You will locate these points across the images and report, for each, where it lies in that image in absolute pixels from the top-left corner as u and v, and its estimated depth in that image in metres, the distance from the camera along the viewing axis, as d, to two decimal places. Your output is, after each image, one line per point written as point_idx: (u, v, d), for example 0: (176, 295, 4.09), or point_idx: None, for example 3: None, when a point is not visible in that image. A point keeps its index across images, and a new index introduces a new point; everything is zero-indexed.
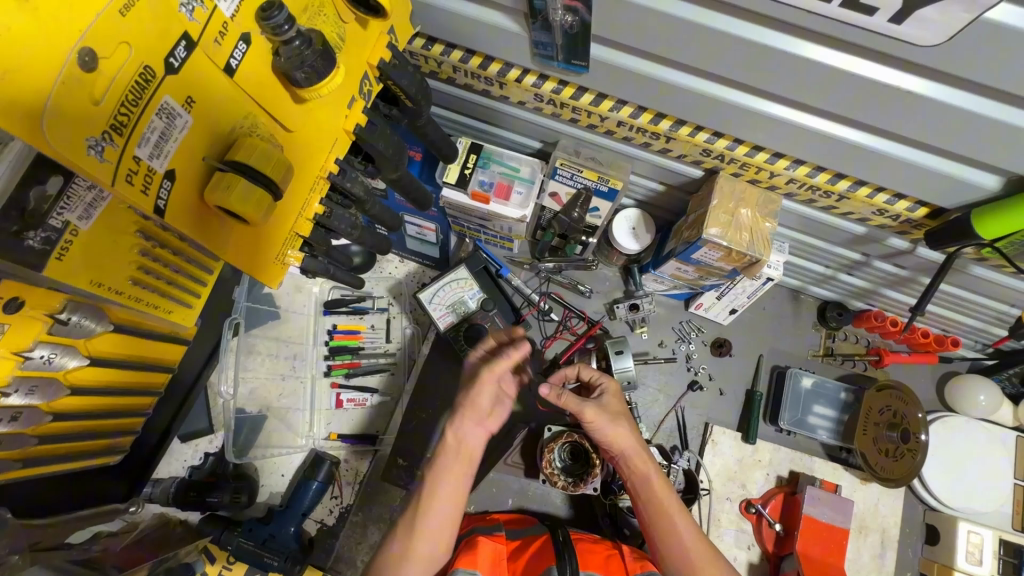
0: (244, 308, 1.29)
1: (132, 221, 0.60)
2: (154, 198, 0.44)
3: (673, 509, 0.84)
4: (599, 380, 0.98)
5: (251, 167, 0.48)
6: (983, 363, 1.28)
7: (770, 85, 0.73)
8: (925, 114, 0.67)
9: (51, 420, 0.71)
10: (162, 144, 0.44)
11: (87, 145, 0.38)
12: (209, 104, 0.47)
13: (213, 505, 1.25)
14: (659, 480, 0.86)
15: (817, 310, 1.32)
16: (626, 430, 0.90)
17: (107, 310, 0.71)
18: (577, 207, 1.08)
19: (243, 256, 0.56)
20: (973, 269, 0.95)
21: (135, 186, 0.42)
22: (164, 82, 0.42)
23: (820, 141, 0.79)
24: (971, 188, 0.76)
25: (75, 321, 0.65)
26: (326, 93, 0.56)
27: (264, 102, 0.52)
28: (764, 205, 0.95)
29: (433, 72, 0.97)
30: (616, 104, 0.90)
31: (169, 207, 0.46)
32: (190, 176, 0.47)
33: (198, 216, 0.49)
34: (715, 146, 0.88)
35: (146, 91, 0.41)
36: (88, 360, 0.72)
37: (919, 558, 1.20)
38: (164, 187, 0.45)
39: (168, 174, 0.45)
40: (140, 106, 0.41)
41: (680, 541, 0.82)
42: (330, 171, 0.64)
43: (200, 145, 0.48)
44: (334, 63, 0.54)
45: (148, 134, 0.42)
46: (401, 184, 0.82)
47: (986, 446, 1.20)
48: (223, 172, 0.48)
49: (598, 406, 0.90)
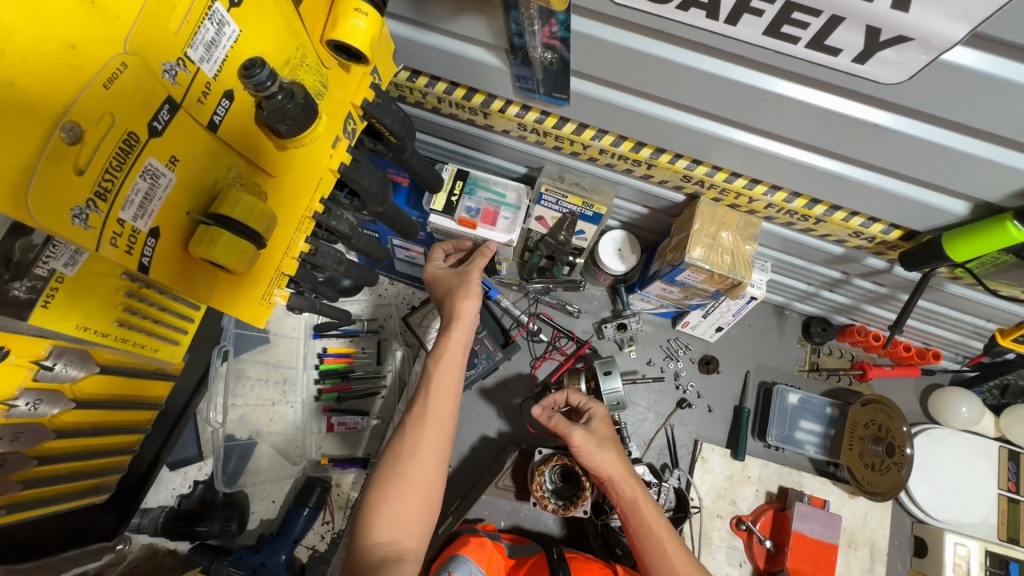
0: (232, 336, 1.24)
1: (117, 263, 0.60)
2: (138, 256, 0.46)
3: (662, 532, 0.85)
4: (588, 406, 1.00)
5: (235, 219, 0.50)
6: (964, 375, 1.30)
7: (744, 117, 0.75)
8: (892, 145, 0.69)
9: (38, 464, 0.71)
10: (146, 204, 0.45)
11: (71, 214, 0.39)
12: (193, 160, 0.49)
13: (202, 534, 1.25)
14: (648, 504, 0.87)
15: (801, 326, 1.34)
16: (614, 454, 0.91)
17: (93, 353, 0.71)
18: (562, 231, 1.10)
19: (231, 304, 0.57)
20: (948, 287, 0.98)
21: (120, 247, 0.44)
22: (149, 145, 0.44)
23: (794, 169, 0.81)
24: (941, 212, 0.79)
25: (60, 367, 0.66)
26: (308, 140, 0.59)
27: (245, 152, 0.55)
28: (744, 228, 0.98)
29: (419, 102, 0.99)
30: (597, 132, 0.92)
31: (153, 264, 0.48)
32: (175, 231, 0.49)
33: (183, 267, 0.51)
34: (694, 172, 0.91)
35: (131, 156, 0.43)
36: (74, 403, 0.72)
37: (909, 570, 1.21)
38: (148, 244, 0.47)
39: (152, 231, 0.47)
40: (124, 170, 0.42)
41: (669, 565, 0.82)
42: (315, 211, 0.65)
43: (185, 200, 0.49)
44: (315, 112, 0.56)
45: (133, 196, 0.44)
46: (387, 215, 0.83)
47: (970, 456, 1.21)
48: (207, 225, 0.50)
49: (586, 432, 0.92)
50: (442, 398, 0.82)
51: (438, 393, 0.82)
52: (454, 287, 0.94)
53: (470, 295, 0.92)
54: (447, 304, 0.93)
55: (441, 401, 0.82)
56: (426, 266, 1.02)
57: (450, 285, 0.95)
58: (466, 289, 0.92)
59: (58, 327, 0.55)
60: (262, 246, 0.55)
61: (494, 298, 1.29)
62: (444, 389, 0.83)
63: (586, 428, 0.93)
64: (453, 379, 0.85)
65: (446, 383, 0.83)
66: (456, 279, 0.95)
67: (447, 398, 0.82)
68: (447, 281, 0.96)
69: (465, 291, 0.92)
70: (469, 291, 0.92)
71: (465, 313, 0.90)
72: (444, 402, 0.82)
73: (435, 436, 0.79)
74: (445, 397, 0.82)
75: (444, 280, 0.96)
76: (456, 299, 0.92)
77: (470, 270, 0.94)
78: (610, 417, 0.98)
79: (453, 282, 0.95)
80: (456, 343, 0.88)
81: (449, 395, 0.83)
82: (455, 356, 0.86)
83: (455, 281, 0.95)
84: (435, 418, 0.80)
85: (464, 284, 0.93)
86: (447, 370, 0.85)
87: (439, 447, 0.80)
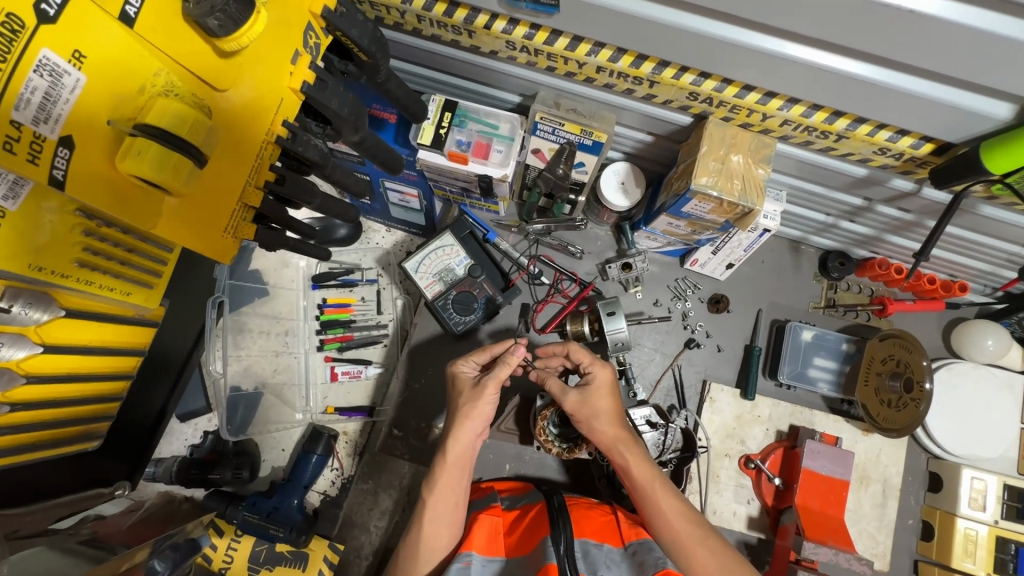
0: (226, 286, 1.21)
1: (67, 200, 0.61)
2: (47, 167, 0.48)
3: (657, 490, 0.83)
4: (590, 368, 0.91)
5: (163, 130, 0.49)
6: (991, 308, 1.23)
7: (759, 14, 0.66)
8: (929, 37, 0.60)
9: (10, 411, 0.72)
10: (47, 106, 0.46)
11: None
12: (106, 61, 0.48)
13: (216, 481, 1.29)
14: (641, 463, 0.85)
15: (818, 261, 1.27)
16: (607, 419, 0.88)
17: (56, 296, 0.71)
18: (561, 164, 1.02)
19: (187, 232, 0.56)
20: (982, 210, 0.90)
21: (20, 152, 0.47)
22: (39, 34, 0.44)
23: (816, 76, 0.72)
24: (981, 119, 0.70)
25: (19, 310, 0.65)
26: (249, 41, 0.54)
27: (174, 55, 0.51)
28: (756, 150, 0.89)
29: (397, 23, 0.90)
30: (593, 47, 0.83)
31: (70, 176, 0.50)
32: (96, 142, 0.50)
33: (111, 184, 0.52)
34: (702, 88, 0.82)
35: (16, 44, 0.43)
36: (41, 347, 0.71)
37: (921, 505, 1.19)
38: (60, 153, 0.48)
39: (63, 140, 0.48)
40: (9, 62, 0.43)
41: (666, 520, 0.81)
42: (276, 134, 0.60)
43: (104, 108, 0.49)
44: (252, 7, 0.52)
45: (26, 94, 0.45)
46: (366, 145, 0.77)
47: (993, 391, 1.16)
48: (132, 137, 0.49)
49: (575, 399, 0.89)
50: (443, 495, 0.85)
51: (440, 490, 0.85)
52: (462, 403, 0.90)
53: (473, 414, 0.88)
54: (455, 406, 0.91)
55: (441, 504, 0.85)
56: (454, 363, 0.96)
57: (462, 398, 0.91)
58: (467, 407, 0.88)
59: (7, 264, 0.58)
60: (198, 160, 0.52)
61: (492, 242, 1.24)
62: (445, 490, 0.85)
63: (579, 395, 0.89)
64: (457, 482, 0.86)
65: (447, 489, 0.85)
66: (472, 390, 0.90)
67: (449, 503, 0.85)
68: (462, 393, 0.91)
69: (468, 410, 0.88)
70: (470, 411, 0.88)
71: (462, 435, 0.87)
72: (446, 499, 0.85)
73: (440, 524, 0.85)
74: (446, 495, 0.85)
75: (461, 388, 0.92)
76: (463, 406, 0.89)
77: (480, 396, 0.88)
78: (614, 385, 0.90)
79: (467, 394, 0.90)
80: (454, 463, 0.86)
81: (451, 494, 0.85)
82: (453, 471, 0.86)
83: (468, 394, 0.90)
84: (439, 511, 0.85)
85: (473, 401, 0.89)
86: (450, 469, 0.86)
87: (446, 531, 0.85)
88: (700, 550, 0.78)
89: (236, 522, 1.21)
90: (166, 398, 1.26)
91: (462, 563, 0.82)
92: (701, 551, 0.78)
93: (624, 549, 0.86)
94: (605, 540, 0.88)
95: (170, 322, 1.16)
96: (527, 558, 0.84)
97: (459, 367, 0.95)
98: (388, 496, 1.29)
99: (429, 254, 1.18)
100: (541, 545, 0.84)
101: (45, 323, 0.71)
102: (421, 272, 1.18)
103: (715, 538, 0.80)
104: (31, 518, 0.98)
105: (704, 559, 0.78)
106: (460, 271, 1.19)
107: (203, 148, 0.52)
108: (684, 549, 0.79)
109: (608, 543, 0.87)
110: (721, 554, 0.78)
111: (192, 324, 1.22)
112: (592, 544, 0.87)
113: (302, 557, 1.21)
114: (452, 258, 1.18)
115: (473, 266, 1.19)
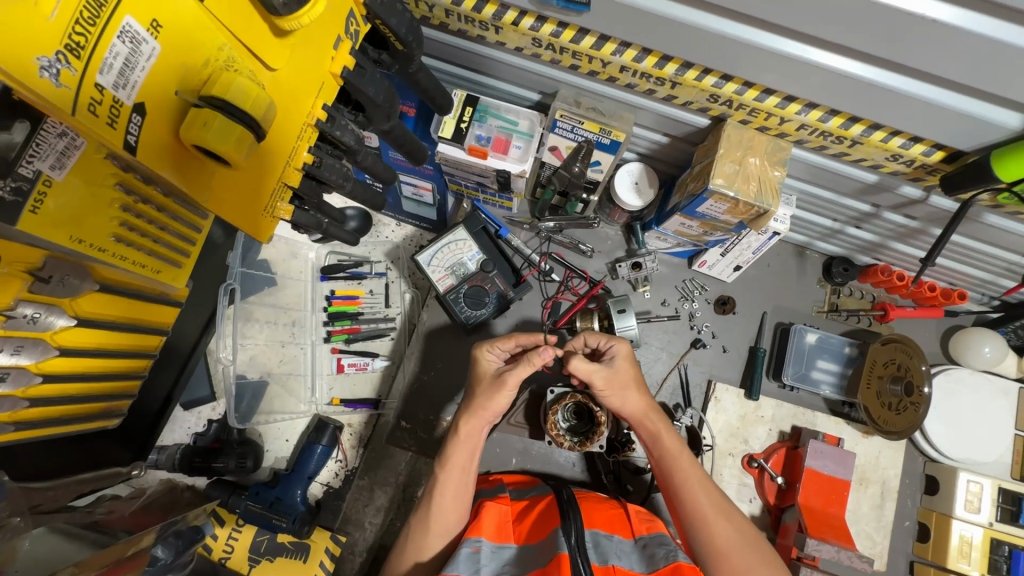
0: (238, 274, 1.20)
1: (110, 173, 0.68)
2: (122, 131, 0.47)
3: (682, 463, 0.87)
4: (609, 344, 0.94)
5: (229, 102, 0.50)
6: (988, 316, 1.27)
7: (786, 18, 0.68)
8: (947, 46, 0.63)
9: (41, 382, 0.77)
10: (127, 72, 0.46)
11: (40, 66, 0.40)
12: (178, 32, 0.48)
13: (218, 471, 1.24)
14: (669, 434, 0.89)
15: (821, 266, 1.30)
16: (634, 391, 0.91)
17: (90, 268, 0.77)
18: (577, 162, 1.03)
19: (230, 201, 0.59)
20: (986, 218, 0.93)
21: (101, 117, 0.45)
22: (124, 1, 0.44)
23: (833, 82, 0.74)
24: (992, 128, 0.73)
25: (55, 279, 0.72)
26: (307, 22, 0.56)
27: (237, 30, 0.52)
28: (773, 153, 0.92)
29: (425, 17, 0.91)
30: (618, 47, 0.85)
31: (140, 142, 0.49)
32: (163, 112, 0.50)
33: (177, 155, 0.53)
34: (723, 90, 0.84)
35: (105, 9, 0.43)
36: (75, 320, 0.78)
37: (918, 507, 1.21)
38: (134, 121, 0.48)
39: (136, 106, 0.48)
40: (98, 26, 0.43)
41: (691, 492, 0.85)
42: (317, 118, 0.64)
43: (171, 79, 0.49)
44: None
45: (111, 59, 0.44)
46: (394, 134, 0.81)
47: (989, 397, 1.19)
48: (198, 108, 0.50)
49: (606, 375, 0.90)
50: (454, 471, 0.88)
51: (450, 466, 0.88)
52: (479, 394, 0.92)
53: (488, 405, 0.90)
54: (472, 396, 0.93)
55: (452, 480, 0.87)
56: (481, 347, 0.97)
57: (481, 389, 0.93)
58: (485, 399, 0.90)
59: (51, 236, 0.62)
60: (259, 137, 0.55)
61: (505, 238, 1.25)
62: (455, 467, 0.88)
63: (608, 369, 0.90)
64: (466, 459, 0.89)
65: (457, 467, 0.88)
66: (490, 383, 0.92)
67: (456, 482, 0.87)
68: (482, 383, 0.93)
69: (485, 402, 0.90)
70: (487, 404, 0.90)
71: (473, 420, 0.90)
72: (456, 475, 0.87)
73: (449, 501, 0.87)
74: (456, 473, 0.87)
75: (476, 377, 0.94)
76: (481, 398, 0.91)
77: (499, 393, 0.90)
78: (634, 355, 0.94)
79: (486, 385, 0.93)
80: (466, 441, 0.89)
81: (460, 473, 0.88)
82: (466, 450, 0.89)
83: (486, 385, 0.92)
84: (450, 488, 0.87)
85: (490, 394, 0.90)
86: (461, 447, 0.89)
87: (456, 509, 0.87)
88: (723, 523, 0.82)
89: (240, 511, 1.22)
90: (171, 385, 1.24)
91: (471, 549, 0.82)
92: (723, 523, 0.82)
93: (634, 541, 0.87)
94: (615, 531, 0.89)
95: (188, 306, 1.19)
96: (539, 545, 0.84)
97: (483, 353, 0.97)
98: (383, 493, 1.32)
99: (442, 248, 1.18)
100: (552, 534, 0.84)
101: (80, 295, 0.77)
102: (433, 266, 1.18)
103: (735, 512, 0.84)
104: (51, 494, 0.97)
105: (726, 530, 0.81)
106: (472, 266, 1.19)
107: (265, 127, 0.55)
108: (708, 521, 0.82)
109: (618, 534, 0.88)
110: (741, 526, 0.82)
111: (202, 310, 1.23)
112: (602, 535, 0.88)
113: (303, 548, 1.23)
114: (465, 252, 1.19)
115: (485, 261, 1.19)
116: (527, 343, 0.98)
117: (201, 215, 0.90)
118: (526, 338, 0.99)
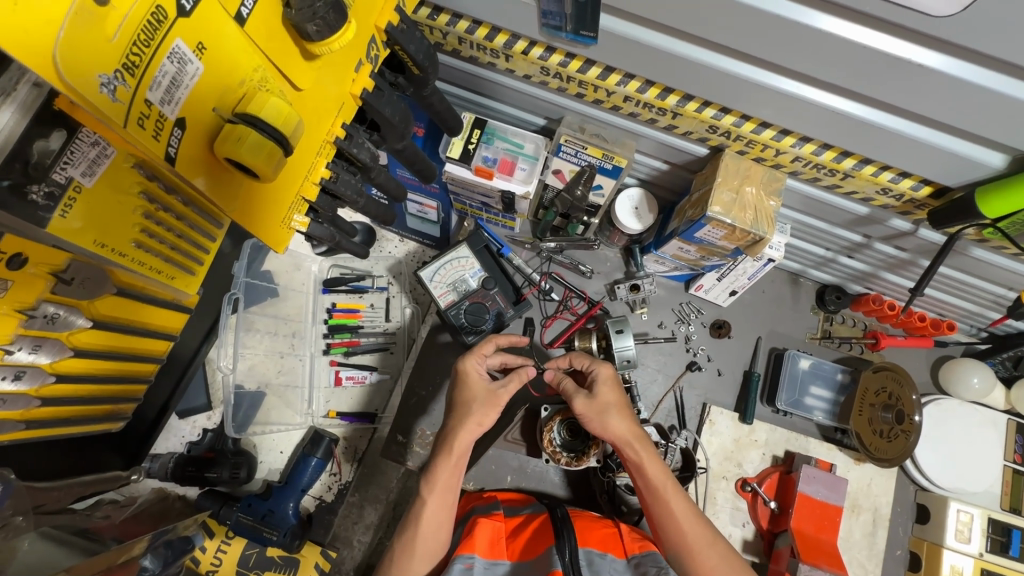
0: (243, 284, 1.22)
1: (138, 181, 0.72)
2: (164, 144, 0.50)
3: (668, 491, 0.85)
4: (591, 367, 0.97)
5: (262, 120, 0.54)
6: (977, 347, 1.30)
7: (780, 56, 0.72)
8: (929, 89, 0.67)
9: (55, 381, 0.79)
10: (173, 90, 0.49)
11: (101, 83, 0.42)
12: (219, 52, 0.51)
13: (212, 481, 1.23)
14: (654, 461, 0.87)
15: (815, 293, 1.33)
16: (617, 413, 0.90)
17: (111, 274, 0.80)
18: (580, 185, 1.04)
19: (256, 213, 0.62)
20: (973, 252, 0.96)
21: (148, 129, 0.48)
22: (176, 24, 0.47)
23: (825, 117, 0.78)
24: (977, 166, 0.77)
25: (76, 281, 0.74)
26: (336, 48, 0.60)
27: (270, 53, 0.56)
28: (768, 183, 0.95)
29: (438, 43, 0.96)
30: (622, 78, 0.89)
31: (179, 155, 0.52)
32: (200, 126, 0.53)
33: (209, 167, 0.56)
34: (721, 122, 0.88)
35: (158, 33, 0.46)
36: (92, 322, 0.80)
37: (909, 536, 1.22)
38: (174, 134, 0.51)
39: (178, 121, 0.51)
40: (152, 48, 0.45)
41: (677, 525, 0.83)
42: (337, 135, 0.68)
43: (210, 96, 0.53)
44: (345, 18, 0.58)
45: (160, 78, 0.47)
46: (406, 154, 0.85)
47: (979, 426, 1.21)
48: (233, 124, 0.53)
49: (585, 401, 0.91)
50: (442, 495, 0.87)
51: (439, 488, 0.86)
52: (473, 407, 0.92)
53: (481, 419, 0.90)
54: (466, 410, 0.92)
55: (440, 500, 0.86)
56: (466, 359, 0.98)
57: (473, 400, 0.93)
58: (479, 414, 0.90)
59: (76, 241, 0.65)
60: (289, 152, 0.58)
61: (506, 257, 1.27)
62: (444, 489, 0.87)
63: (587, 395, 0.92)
64: (454, 479, 0.88)
65: (445, 486, 0.87)
66: (485, 395, 0.93)
67: (444, 503, 0.86)
68: (477, 394, 0.93)
69: (477, 416, 0.90)
70: (482, 419, 0.90)
71: (463, 436, 0.89)
72: (443, 496, 0.86)
73: (438, 519, 0.86)
74: (445, 495, 0.86)
75: (472, 389, 0.94)
76: (472, 415, 0.90)
77: (493, 409, 0.91)
78: (615, 378, 0.95)
79: (480, 396, 0.93)
80: (454, 462, 0.88)
81: (448, 495, 0.87)
82: (453, 471, 0.87)
83: (481, 397, 0.93)
84: (437, 509, 0.86)
85: (484, 405, 0.92)
86: (450, 466, 0.88)
87: (443, 526, 0.87)
88: (708, 551, 0.81)
89: (230, 523, 1.18)
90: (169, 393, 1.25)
91: (463, 565, 0.82)
92: (707, 553, 0.81)
93: (627, 561, 0.88)
94: (608, 550, 0.90)
95: (195, 310, 1.21)
96: (533, 562, 0.85)
97: (470, 365, 0.97)
98: (373, 510, 1.31)
99: (444, 265, 1.20)
100: (547, 552, 0.85)
101: (98, 299, 0.80)
102: (435, 282, 1.20)
103: (721, 542, 0.83)
104: (54, 494, 0.96)
105: (712, 562, 0.80)
106: (474, 283, 1.21)
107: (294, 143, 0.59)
108: (694, 552, 0.81)
109: (611, 553, 0.89)
110: (727, 557, 0.81)
111: (205, 318, 1.25)
112: (596, 553, 0.88)
113: (293, 562, 1.21)
114: (466, 270, 1.21)
115: (485, 278, 1.21)
116: (503, 344, 1.03)
117: (216, 225, 0.93)
118: (504, 340, 1.03)
